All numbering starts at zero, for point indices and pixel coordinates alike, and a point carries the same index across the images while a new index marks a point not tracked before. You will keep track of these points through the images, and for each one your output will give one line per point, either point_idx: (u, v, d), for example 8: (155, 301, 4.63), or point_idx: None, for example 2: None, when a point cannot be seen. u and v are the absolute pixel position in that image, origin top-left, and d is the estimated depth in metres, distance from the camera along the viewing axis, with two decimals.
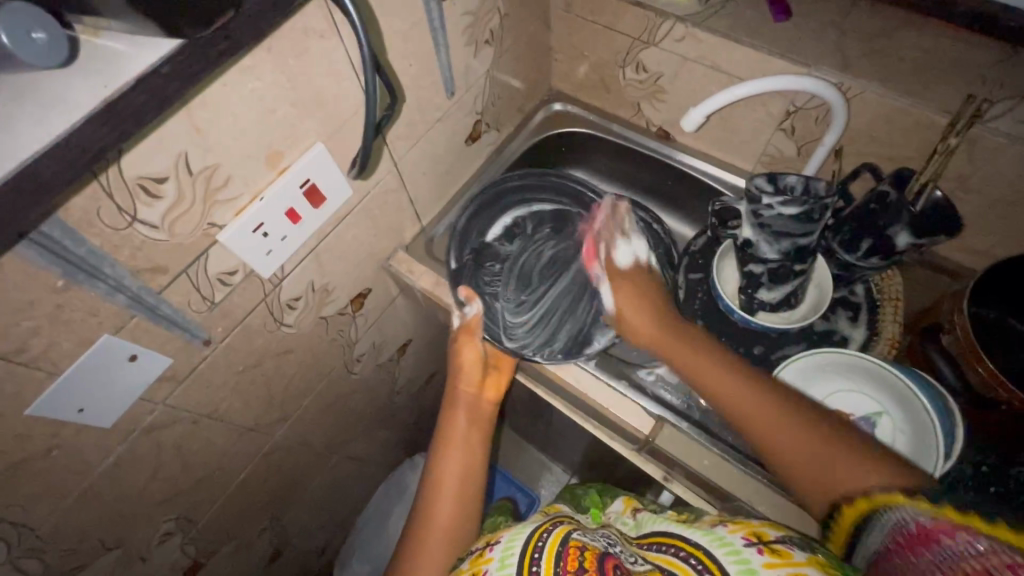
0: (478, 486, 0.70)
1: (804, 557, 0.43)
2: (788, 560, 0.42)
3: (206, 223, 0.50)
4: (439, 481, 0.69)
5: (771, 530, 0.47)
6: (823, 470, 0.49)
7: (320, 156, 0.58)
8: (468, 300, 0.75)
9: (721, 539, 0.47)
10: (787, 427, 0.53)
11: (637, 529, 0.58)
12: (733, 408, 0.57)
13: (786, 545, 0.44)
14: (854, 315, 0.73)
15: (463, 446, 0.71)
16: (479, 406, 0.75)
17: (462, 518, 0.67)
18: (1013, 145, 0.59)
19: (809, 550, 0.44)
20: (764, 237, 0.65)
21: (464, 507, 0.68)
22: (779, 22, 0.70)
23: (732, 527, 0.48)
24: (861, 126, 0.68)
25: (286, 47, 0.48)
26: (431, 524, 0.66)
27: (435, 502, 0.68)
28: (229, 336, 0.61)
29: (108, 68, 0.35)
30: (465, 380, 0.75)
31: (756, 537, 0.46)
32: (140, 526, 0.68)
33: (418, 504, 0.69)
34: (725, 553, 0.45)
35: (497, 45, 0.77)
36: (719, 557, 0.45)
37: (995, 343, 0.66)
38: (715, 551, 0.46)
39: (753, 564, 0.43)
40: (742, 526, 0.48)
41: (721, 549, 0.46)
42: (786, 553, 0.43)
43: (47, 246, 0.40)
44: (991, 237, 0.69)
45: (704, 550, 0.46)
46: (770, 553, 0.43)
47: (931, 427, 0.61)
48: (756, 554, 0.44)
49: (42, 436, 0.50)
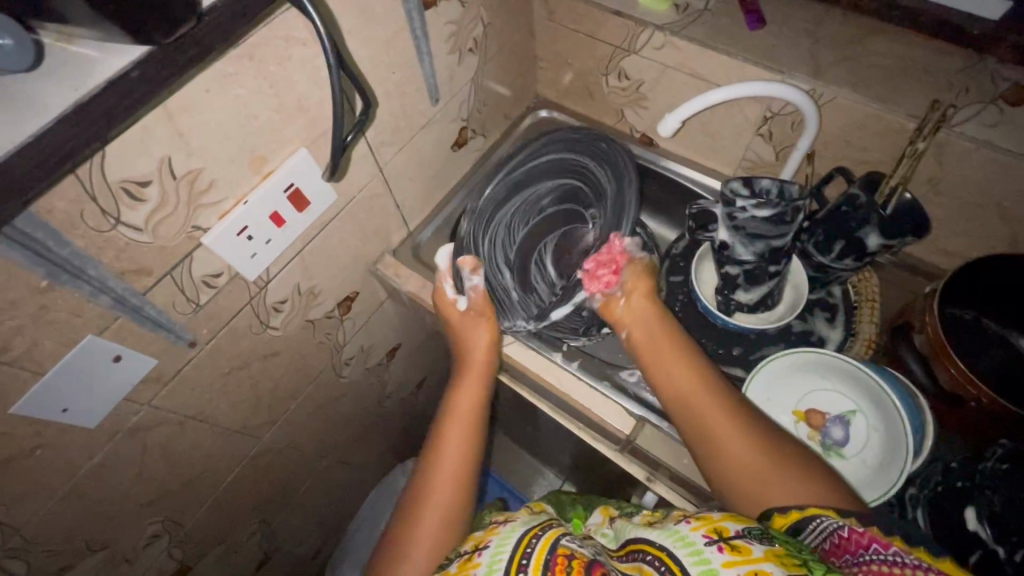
0: (480, 453, 0.69)
1: (763, 552, 0.42)
2: (748, 557, 0.42)
3: (191, 226, 0.52)
4: (446, 446, 0.67)
5: (730, 523, 0.46)
6: (776, 482, 0.52)
7: (304, 161, 0.59)
8: (473, 271, 0.74)
9: (684, 539, 0.46)
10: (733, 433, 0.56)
11: (617, 540, 0.57)
12: (719, 452, 0.56)
13: (745, 540, 0.44)
14: (832, 316, 0.74)
15: (471, 417, 0.71)
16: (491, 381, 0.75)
17: (461, 478, 0.65)
18: (981, 150, 0.61)
19: (767, 543, 0.43)
20: (739, 239, 0.66)
21: (468, 473, 0.66)
22: (754, 31, 0.72)
23: (694, 525, 0.47)
24: (834, 131, 0.70)
25: (268, 54, 0.49)
26: (437, 479, 0.65)
27: (434, 471, 0.65)
28: (215, 337, 0.62)
29: (81, 73, 0.37)
30: (476, 353, 0.75)
31: (716, 534, 0.45)
32: (125, 528, 0.69)
33: (419, 466, 0.67)
34: (687, 554, 0.44)
35: (481, 53, 0.79)
36: (681, 560, 0.44)
37: (969, 341, 0.67)
38: (677, 552, 0.45)
39: (713, 564, 0.42)
40: (704, 522, 0.47)
41: (684, 550, 0.45)
42: (745, 549, 0.42)
43: (31, 248, 0.41)
44: (962, 238, 0.71)
45: (668, 552, 0.46)
46: (730, 551, 0.43)
47: (901, 427, 0.62)
48: (716, 552, 0.43)
49: (28, 435, 0.51)
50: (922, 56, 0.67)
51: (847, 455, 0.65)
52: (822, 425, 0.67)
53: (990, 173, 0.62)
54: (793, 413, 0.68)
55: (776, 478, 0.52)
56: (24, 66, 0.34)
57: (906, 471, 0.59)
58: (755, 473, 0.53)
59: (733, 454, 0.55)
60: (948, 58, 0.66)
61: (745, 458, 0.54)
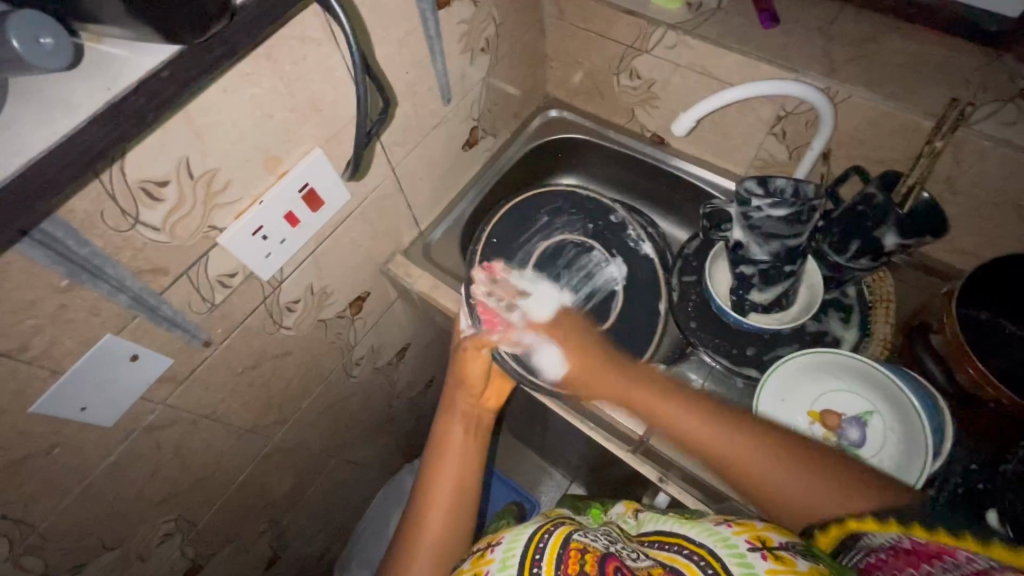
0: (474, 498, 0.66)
1: (807, 566, 0.41)
2: (792, 567, 0.41)
3: (207, 226, 0.52)
4: (437, 492, 0.64)
5: (775, 534, 0.46)
6: (802, 489, 0.49)
7: (319, 160, 0.59)
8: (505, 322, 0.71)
9: (726, 540, 0.46)
10: (755, 443, 0.53)
11: (637, 528, 0.57)
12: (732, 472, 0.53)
13: (790, 553, 0.43)
14: (846, 317, 0.74)
15: (461, 458, 0.66)
16: (480, 416, 0.71)
17: (451, 524, 0.63)
18: (998, 149, 0.60)
19: (811, 559, 0.42)
20: (753, 238, 0.66)
21: (460, 518, 0.64)
22: (768, 29, 0.72)
23: (735, 529, 0.47)
24: (849, 130, 0.70)
25: (284, 54, 0.49)
26: (424, 528, 0.62)
27: (424, 517, 0.63)
28: (228, 337, 0.62)
29: (113, 72, 0.37)
30: (462, 392, 0.70)
31: (760, 542, 0.45)
32: (139, 526, 0.69)
33: (409, 512, 0.65)
34: (729, 554, 0.44)
35: (493, 53, 0.79)
36: (723, 559, 0.44)
37: (986, 343, 0.66)
38: (719, 552, 0.45)
39: (756, 569, 0.42)
40: (746, 529, 0.47)
41: (725, 550, 0.45)
42: (790, 560, 0.42)
43: (51, 246, 0.41)
44: (978, 239, 0.70)
45: (708, 549, 0.46)
46: (775, 560, 0.42)
47: (920, 426, 0.62)
48: (760, 559, 0.43)
49: (45, 434, 0.51)
50: (940, 54, 0.66)
51: (865, 455, 0.64)
52: (839, 425, 0.66)
53: (1008, 174, 0.61)
54: (809, 414, 0.67)
55: (807, 490, 0.49)
56: (63, 66, 0.33)
57: (924, 474, 0.59)
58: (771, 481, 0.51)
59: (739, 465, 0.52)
60: (965, 57, 0.66)
61: (776, 476, 0.50)
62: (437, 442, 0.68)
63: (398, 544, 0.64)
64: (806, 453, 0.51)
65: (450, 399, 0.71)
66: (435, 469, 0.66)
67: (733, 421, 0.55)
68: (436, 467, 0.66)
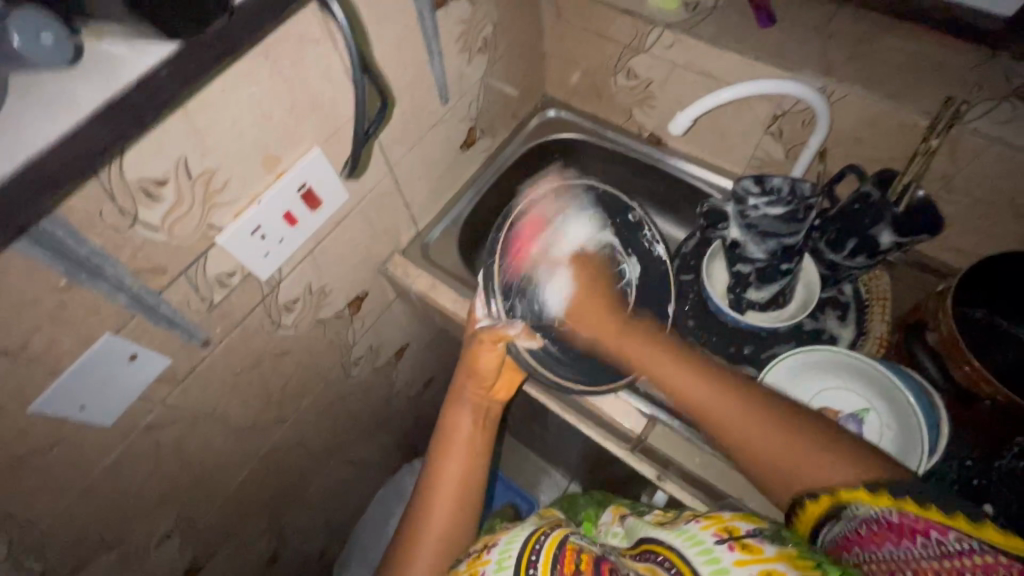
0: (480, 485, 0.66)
1: (775, 552, 0.41)
2: (759, 556, 0.42)
3: (206, 225, 0.52)
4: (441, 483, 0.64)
5: (742, 522, 0.46)
6: (792, 460, 0.47)
7: (317, 160, 0.59)
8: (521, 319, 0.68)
9: (693, 539, 0.46)
10: (740, 399, 0.52)
11: (627, 538, 0.57)
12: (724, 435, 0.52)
13: (757, 540, 0.43)
14: (843, 315, 0.74)
15: (468, 450, 0.66)
16: (487, 409, 0.71)
17: (455, 514, 0.63)
18: (993, 147, 0.60)
19: (781, 543, 0.42)
20: (750, 237, 0.66)
21: (464, 509, 0.64)
22: (764, 29, 0.72)
23: (704, 524, 0.47)
24: (845, 129, 0.70)
25: (283, 53, 0.50)
26: (428, 519, 0.62)
27: (429, 508, 0.63)
28: (227, 337, 0.62)
29: (112, 70, 0.37)
30: (470, 382, 0.70)
31: (727, 533, 0.45)
32: (138, 526, 0.69)
33: (412, 504, 0.65)
34: (697, 553, 0.45)
35: (491, 52, 0.79)
36: (691, 559, 0.44)
37: (981, 340, 0.67)
38: (687, 552, 0.45)
39: (724, 563, 0.42)
40: (714, 521, 0.47)
41: (694, 548, 0.45)
42: (757, 549, 0.42)
43: (49, 245, 0.41)
44: (974, 236, 0.71)
45: (677, 551, 0.46)
46: (741, 550, 0.43)
47: (916, 423, 0.62)
48: (727, 551, 0.43)
49: (44, 433, 0.51)
50: (936, 53, 0.67)
51: None
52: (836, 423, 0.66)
53: (1003, 172, 0.62)
54: None
55: (801, 461, 0.47)
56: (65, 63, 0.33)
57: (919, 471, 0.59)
58: (761, 448, 0.49)
59: (730, 427, 0.51)
60: (960, 56, 0.66)
61: (767, 443, 0.49)
62: (442, 432, 0.68)
63: (402, 536, 0.63)
64: (809, 426, 0.49)
65: (457, 390, 0.71)
66: (441, 458, 0.66)
67: (733, 385, 0.53)
68: (441, 458, 0.66)
